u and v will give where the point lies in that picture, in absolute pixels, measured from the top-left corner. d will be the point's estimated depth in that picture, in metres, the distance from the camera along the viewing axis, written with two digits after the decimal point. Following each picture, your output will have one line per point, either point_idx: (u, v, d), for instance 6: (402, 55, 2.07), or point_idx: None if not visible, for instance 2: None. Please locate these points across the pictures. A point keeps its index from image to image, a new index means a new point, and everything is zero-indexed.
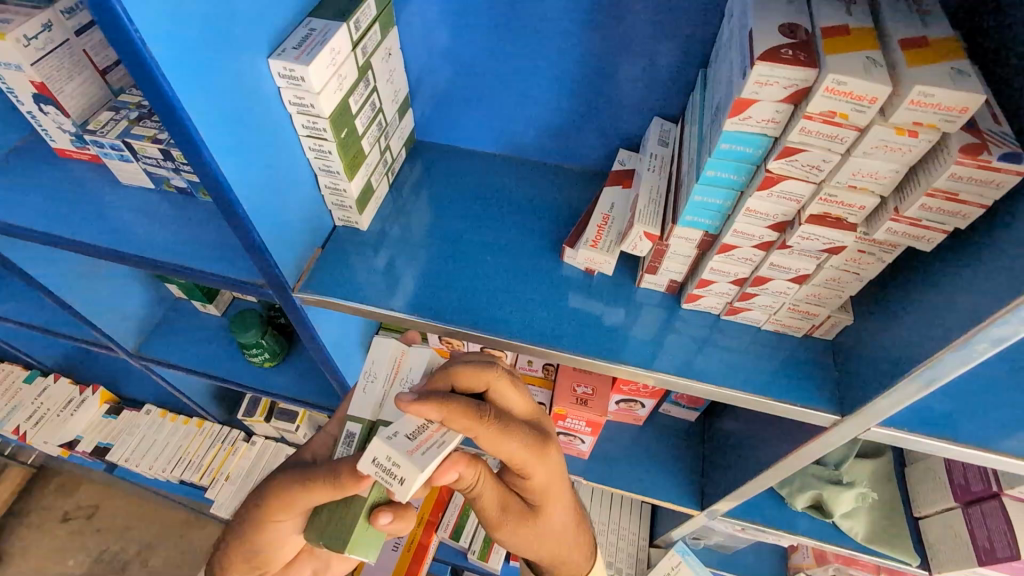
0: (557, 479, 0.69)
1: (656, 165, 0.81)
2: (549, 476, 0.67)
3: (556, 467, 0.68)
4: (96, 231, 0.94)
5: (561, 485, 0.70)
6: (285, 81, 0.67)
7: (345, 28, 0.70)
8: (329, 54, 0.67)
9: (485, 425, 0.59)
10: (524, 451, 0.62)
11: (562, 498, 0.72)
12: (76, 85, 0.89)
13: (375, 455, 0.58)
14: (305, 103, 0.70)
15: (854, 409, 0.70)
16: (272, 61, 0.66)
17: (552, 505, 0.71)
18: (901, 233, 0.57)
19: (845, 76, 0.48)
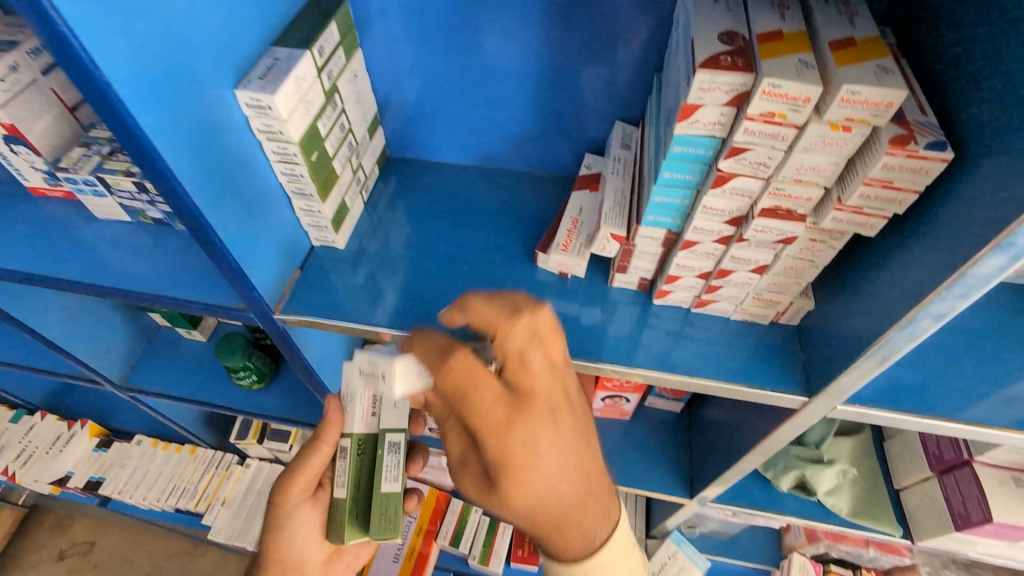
0: (522, 461, 0.65)
1: (620, 168, 0.84)
2: (509, 454, 0.64)
3: (530, 447, 0.64)
4: (74, 267, 0.95)
5: (533, 476, 0.65)
6: (253, 110, 0.69)
7: (309, 55, 0.72)
8: (294, 81, 0.69)
9: (460, 362, 0.64)
10: (484, 407, 0.64)
11: (535, 492, 0.66)
12: (46, 123, 0.91)
13: (366, 358, 0.79)
14: (274, 130, 0.71)
15: (821, 390, 0.74)
16: (238, 91, 0.67)
17: (516, 492, 0.66)
18: (847, 221, 0.61)
19: (779, 79, 0.51)
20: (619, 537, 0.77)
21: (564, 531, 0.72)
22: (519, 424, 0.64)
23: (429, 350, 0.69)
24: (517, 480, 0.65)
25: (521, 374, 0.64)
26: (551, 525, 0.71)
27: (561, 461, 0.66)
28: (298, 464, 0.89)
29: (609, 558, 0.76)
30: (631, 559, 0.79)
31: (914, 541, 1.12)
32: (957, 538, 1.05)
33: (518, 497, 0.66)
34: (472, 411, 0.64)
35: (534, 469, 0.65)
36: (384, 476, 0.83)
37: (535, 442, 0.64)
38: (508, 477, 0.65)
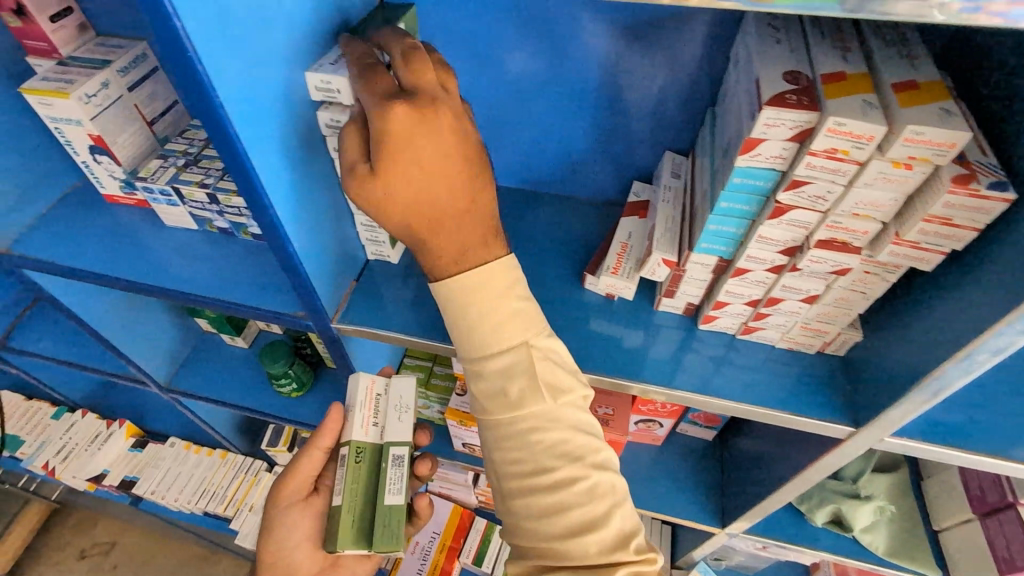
0: (400, 140, 0.59)
1: (671, 196, 0.86)
2: (406, 134, 0.59)
3: (409, 137, 0.59)
4: (142, 270, 1.00)
5: (415, 157, 0.60)
6: (331, 129, 0.72)
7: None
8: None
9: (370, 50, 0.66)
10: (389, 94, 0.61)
11: (414, 172, 0.61)
12: (128, 136, 0.97)
13: (315, 85, 0.69)
14: None
15: (870, 420, 0.74)
16: (320, 111, 0.70)
17: (395, 172, 0.60)
18: (903, 255, 0.62)
19: (844, 118, 0.54)
20: (516, 302, 0.70)
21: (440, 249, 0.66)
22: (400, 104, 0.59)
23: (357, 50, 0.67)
24: (395, 168, 0.60)
25: (418, 72, 0.62)
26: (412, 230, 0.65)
27: (437, 159, 0.61)
28: (295, 465, 0.92)
29: (510, 320, 0.69)
30: (537, 324, 0.71)
31: None
32: None
33: (393, 183, 0.61)
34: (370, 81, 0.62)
35: (413, 153, 0.60)
36: (388, 487, 0.83)
37: (416, 134, 0.60)
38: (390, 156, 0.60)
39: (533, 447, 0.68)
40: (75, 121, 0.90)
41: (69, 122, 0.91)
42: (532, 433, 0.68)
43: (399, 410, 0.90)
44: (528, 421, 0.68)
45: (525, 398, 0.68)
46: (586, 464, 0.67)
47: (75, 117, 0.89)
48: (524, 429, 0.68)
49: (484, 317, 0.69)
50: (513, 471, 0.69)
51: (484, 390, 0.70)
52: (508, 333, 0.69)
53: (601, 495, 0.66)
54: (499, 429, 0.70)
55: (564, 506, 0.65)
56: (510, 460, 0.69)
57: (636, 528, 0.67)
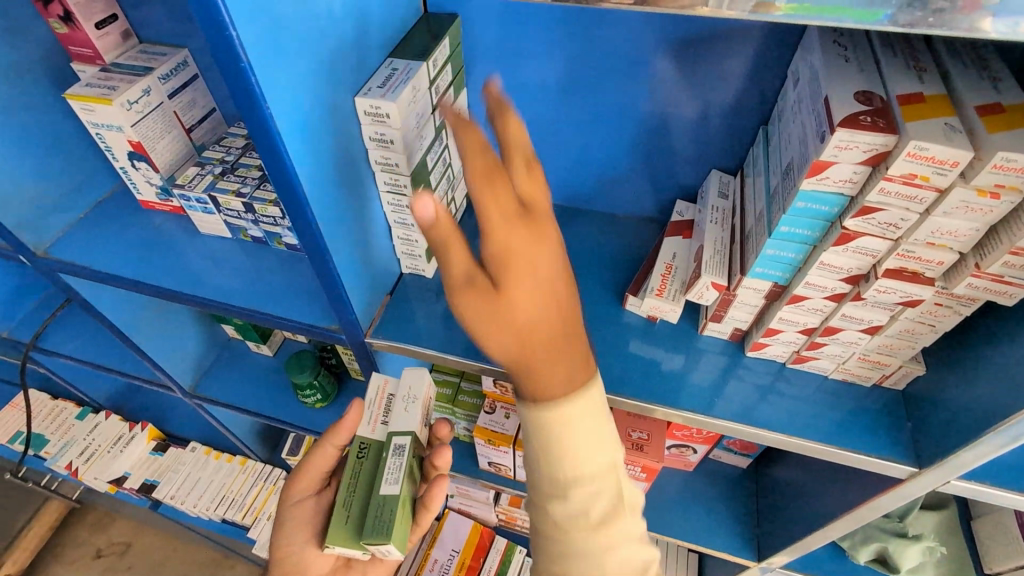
0: (523, 262, 0.53)
1: (718, 217, 0.83)
2: (528, 257, 0.53)
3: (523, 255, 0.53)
4: (176, 276, 0.99)
5: (533, 277, 0.53)
6: (370, 118, 0.70)
7: (425, 67, 0.74)
8: (411, 91, 0.70)
9: (474, 145, 0.52)
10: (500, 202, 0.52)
11: (537, 297, 0.54)
12: (166, 143, 0.97)
13: (362, 109, 0.69)
14: (385, 139, 0.72)
15: (935, 461, 0.69)
16: (358, 99, 0.69)
17: (521, 296, 0.53)
18: (982, 288, 0.58)
19: (927, 142, 0.51)
20: (610, 426, 0.62)
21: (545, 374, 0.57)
22: (522, 225, 0.53)
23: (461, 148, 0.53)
24: (515, 285, 0.53)
25: (531, 185, 0.55)
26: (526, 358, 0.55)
27: (556, 278, 0.55)
28: (304, 464, 0.88)
29: (603, 443, 0.62)
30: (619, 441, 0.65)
31: None
32: None
33: (513, 305, 0.53)
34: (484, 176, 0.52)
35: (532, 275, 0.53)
36: (383, 478, 0.76)
37: (534, 249, 0.53)
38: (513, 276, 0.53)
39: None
40: (116, 127, 0.90)
41: (110, 129, 0.91)
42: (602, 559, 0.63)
43: (406, 404, 0.83)
44: (605, 542, 0.62)
45: (608, 518, 0.62)
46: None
47: (116, 124, 0.89)
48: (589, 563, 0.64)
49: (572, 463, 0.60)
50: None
51: (563, 512, 0.62)
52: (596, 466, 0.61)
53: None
54: (569, 552, 0.63)
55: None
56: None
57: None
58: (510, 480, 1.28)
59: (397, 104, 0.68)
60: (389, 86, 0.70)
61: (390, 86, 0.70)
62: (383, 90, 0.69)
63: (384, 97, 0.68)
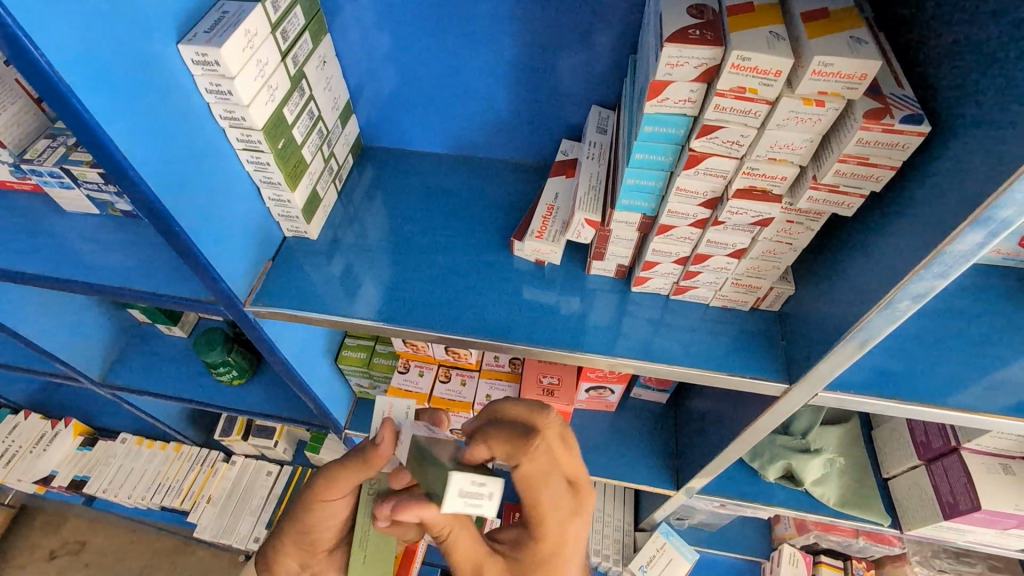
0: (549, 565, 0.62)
1: (596, 153, 0.82)
2: (565, 547, 0.62)
3: (549, 543, 0.61)
4: (43, 260, 0.92)
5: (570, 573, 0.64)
6: (200, 67, 0.64)
7: (261, 8, 0.68)
8: (244, 35, 0.65)
9: (535, 460, 0.60)
10: (553, 490, 0.61)
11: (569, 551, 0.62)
12: (10, 115, 0.87)
13: (189, 58, 0.64)
14: (223, 91, 0.67)
15: (801, 377, 0.72)
16: (182, 46, 0.63)
17: (553, 553, 0.62)
18: (823, 201, 0.59)
19: (748, 52, 0.49)
20: None
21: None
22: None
23: (506, 444, 0.60)
24: None
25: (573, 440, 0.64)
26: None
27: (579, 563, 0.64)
28: (327, 479, 0.76)
29: None
30: None
31: (903, 530, 1.06)
32: (946, 527, 1.00)
33: None
34: (534, 497, 0.60)
35: (577, 538, 0.63)
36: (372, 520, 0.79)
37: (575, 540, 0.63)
38: (550, 540, 0.61)
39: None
40: None
41: None
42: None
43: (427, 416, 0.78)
44: None
45: None
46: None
47: None
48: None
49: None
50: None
51: None
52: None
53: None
54: None
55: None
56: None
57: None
58: None
59: (223, 48, 0.62)
60: (218, 31, 0.64)
61: (218, 30, 0.64)
62: (210, 35, 0.64)
63: (210, 41, 0.63)
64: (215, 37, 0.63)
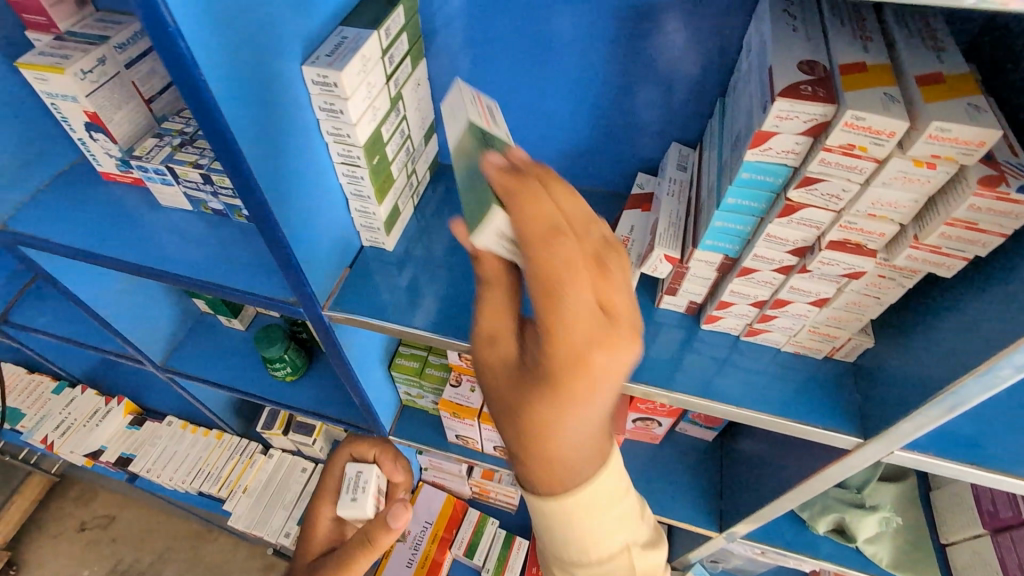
0: (581, 360, 0.45)
1: (676, 189, 0.83)
2: (579, 356, 0.45)
3: (579, 414, 0.48)
4: (134, 248, 0.98)
5: (590, 396, 0.47)
6: (318, 87, 0.69)
7: (376, 36, 0.72)
8: (361, 61, 0.69)
9: (550, 205, 0.47)
10: (581, 286, 0.45)
11: (586, 366, 0.46)
12: (124, 114, 0.94)
13: (310, 79, 0.68)
14: (335, 110, 0.71)
15: (878, 433, 0.70)
16: (305, 68, 0.67)
17: (563, 369, 0.46)
18: (921, 260, 0.59)
19: (863, 112, 0.50)
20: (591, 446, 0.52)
21: (539, 472, 0.53)
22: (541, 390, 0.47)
23: (552, 211, 0.47)
24: (540, 398, 0.47)
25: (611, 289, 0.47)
26: (534, 455, 0.51)
27: (599, 407, 0.49)
28: None
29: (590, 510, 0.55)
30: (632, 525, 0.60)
31: None
32: None
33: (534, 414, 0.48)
34: (553, 307, 0.45)
35: (603, 375, 0.46)
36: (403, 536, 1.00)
37: (598, 353, 0.46)
38: (584, 375, 0.46)
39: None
40: (70, 97, 0.87)
41: (65, 98, 0.88)
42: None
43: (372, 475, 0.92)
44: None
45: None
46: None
47: (70, 94, 0.87)
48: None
49: (581, 535, 0.57)
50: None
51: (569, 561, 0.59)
52: (604, 546, 0.58)
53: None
54: None
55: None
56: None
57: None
58: (477, 453, 1.32)
59: (345, 72, 0.66)
60: (339, 55, 0.68)
61: (339, 55, 0.68)
62: (332, 59, 0.68)
63: (331, 65, 0.67)
64: (336, 62, 0.67)
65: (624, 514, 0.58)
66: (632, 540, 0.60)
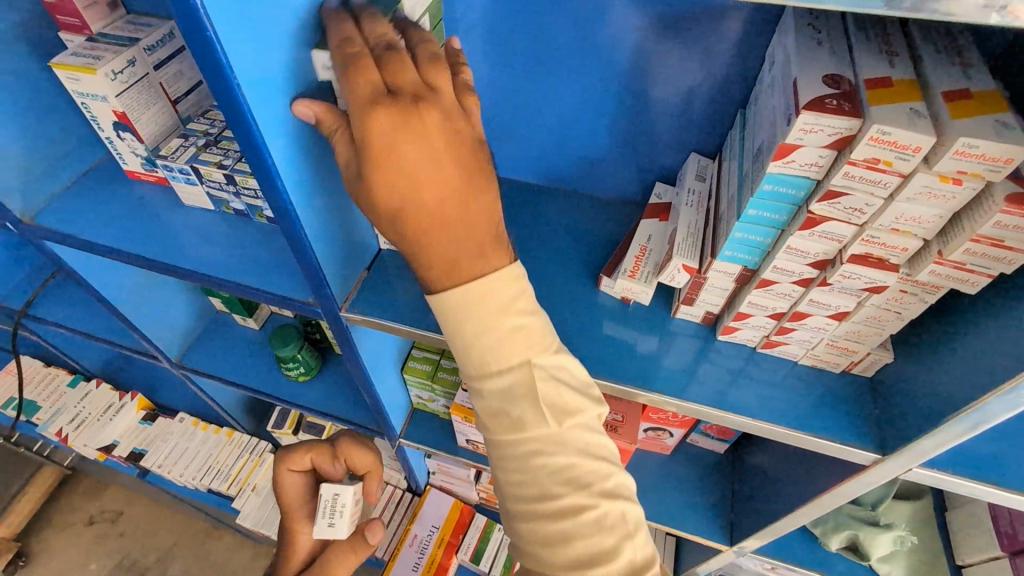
0: (393, 147, 0.54)
1: (694, 200, 0.83)
2: (396, 141, 0.54)
3: (409, 146, 0.54)
4: (156, 246, 0.99)
5: (426, 178, 0.55)
6: None
7: None
8: None
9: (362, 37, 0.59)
10: (376, 82, 0.55)
11: (399, 153, 0.54)
12: (151, 114, 0.96)
13: None
14: None
15: (897, 449, 0.70)
16: None
17: (383, 154, 0.54)
18: (945, 276, 0.58)
19: (889, 127, 0.50)
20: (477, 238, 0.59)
21: (429, 244, 0.58)
22: (394, 177, 0.55)
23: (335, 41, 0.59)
24: (393, 183, 0.55)
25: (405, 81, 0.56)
26: (411, 219, 0.57)
27: (448, 186, 0.56)
28: None
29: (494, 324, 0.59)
30: (544, 341, 0.62)
31: None
32: None
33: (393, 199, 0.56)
34: (356, 103, 0.55)
35: (423, 150, 0.55)
36: None
37: (412, 136, 0.54)
38: (398, 156, 0.55)
39: (535, 472, 0.61)
40: (101, 96, 0.89)
41: (95, 98, 0.90)
42: (535, 457, 0.61)
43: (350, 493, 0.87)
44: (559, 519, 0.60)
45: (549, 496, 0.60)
46: (593, 493, 0.60)
47: (101, 94, 0.89)
48: (515, 418, 0.61)
49: (482, 332, 0.60)
50: (518, 493, 0.62)
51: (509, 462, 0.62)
52: (505, 348, 0.60)
53: (607, 527, 0.59)
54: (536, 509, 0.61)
55: (587, 569, 0.58)
56: (511, 481, 0.62)
57: (648, 561, 0.61)
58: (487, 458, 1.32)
59: None
60: None
61: None
62: None
63: None
64: None
65: (519, 327, 0.60)
66: (540, 362, 0.61)
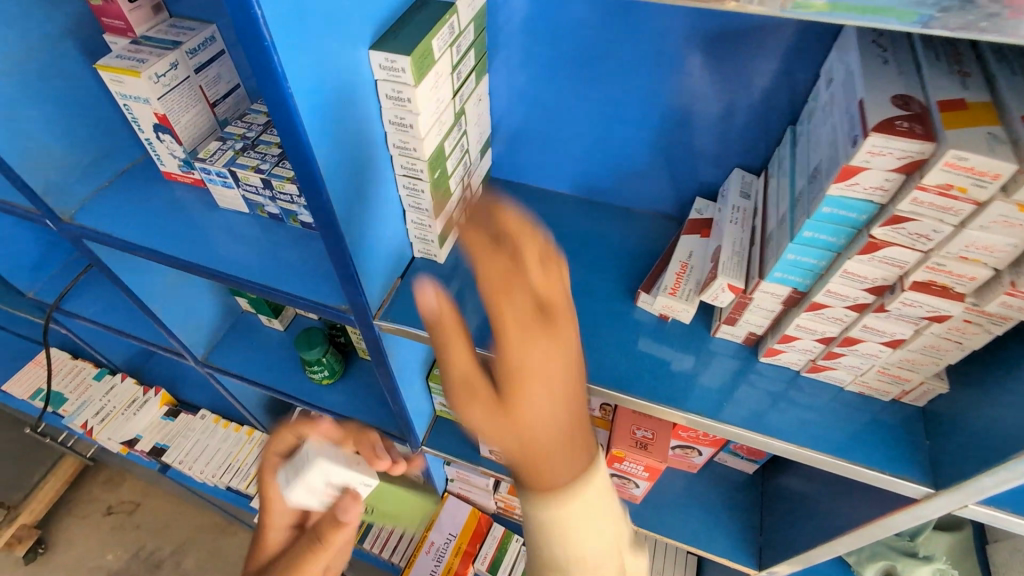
0: (525, 375, 0.55)
1: (739, 217, 0.81)
2: (530, 368, 0.55)
3: (543, 348, 0.55)
4: (190, 247, 0.99)
5: (554, 390, 0.56)
6: (391, 101, 0.69)
7: (448, 53, 0.72)
8: (433, 78, 0.70)
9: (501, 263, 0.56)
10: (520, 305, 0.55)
11: (536, 373, 0.55)
12: (191, 117, 0.96)
13: (383, 92, 0.69)
14: (405, 123, 0.71)
15: (952, 484, 0.67)
16: (380, 82, 0.68)
17: (519, 378, 0.55)
18: (1016, 307, 0.56)
19: (966, 152, 0.48)
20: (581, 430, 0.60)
21: (548, 467, 0.59)
22: (528, 389, 0.55)
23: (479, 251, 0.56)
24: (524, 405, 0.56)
25: (547, 280, 0.56)
26: (532, 444, 0.58)
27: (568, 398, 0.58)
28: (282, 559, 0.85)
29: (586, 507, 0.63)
30: (607, 508, 0.64)
31: None
32: None
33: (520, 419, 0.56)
34: (501, 325, 0.55)
35: (550, 367, 0.56)
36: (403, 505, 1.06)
37: (550, 353, 0.56)
38: (532, 380, 0.55)
39: None
40: (143, 99, 0.90)
41: (137, 100, 0.91)
42: None
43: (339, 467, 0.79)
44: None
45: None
46: None
47: (143, 96, 0.89)
48: None
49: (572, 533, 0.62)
50: None
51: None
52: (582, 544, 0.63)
53: None
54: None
55: None
56: None
57: None
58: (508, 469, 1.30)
59: (419, 90, 0.67)
60: None
61: None
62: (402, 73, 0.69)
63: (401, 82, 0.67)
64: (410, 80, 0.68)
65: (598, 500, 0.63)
66: (609, 512, 0.65)
